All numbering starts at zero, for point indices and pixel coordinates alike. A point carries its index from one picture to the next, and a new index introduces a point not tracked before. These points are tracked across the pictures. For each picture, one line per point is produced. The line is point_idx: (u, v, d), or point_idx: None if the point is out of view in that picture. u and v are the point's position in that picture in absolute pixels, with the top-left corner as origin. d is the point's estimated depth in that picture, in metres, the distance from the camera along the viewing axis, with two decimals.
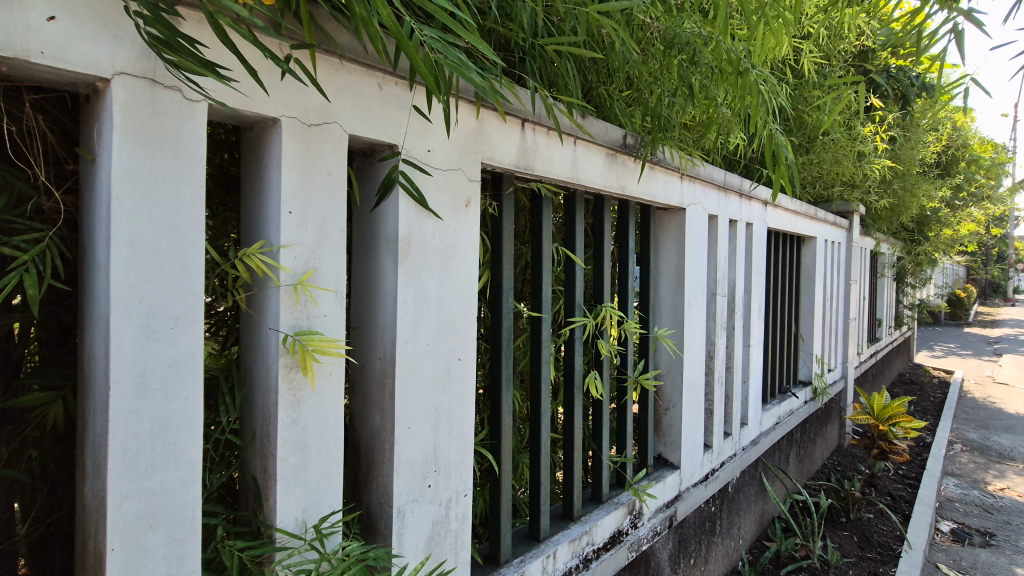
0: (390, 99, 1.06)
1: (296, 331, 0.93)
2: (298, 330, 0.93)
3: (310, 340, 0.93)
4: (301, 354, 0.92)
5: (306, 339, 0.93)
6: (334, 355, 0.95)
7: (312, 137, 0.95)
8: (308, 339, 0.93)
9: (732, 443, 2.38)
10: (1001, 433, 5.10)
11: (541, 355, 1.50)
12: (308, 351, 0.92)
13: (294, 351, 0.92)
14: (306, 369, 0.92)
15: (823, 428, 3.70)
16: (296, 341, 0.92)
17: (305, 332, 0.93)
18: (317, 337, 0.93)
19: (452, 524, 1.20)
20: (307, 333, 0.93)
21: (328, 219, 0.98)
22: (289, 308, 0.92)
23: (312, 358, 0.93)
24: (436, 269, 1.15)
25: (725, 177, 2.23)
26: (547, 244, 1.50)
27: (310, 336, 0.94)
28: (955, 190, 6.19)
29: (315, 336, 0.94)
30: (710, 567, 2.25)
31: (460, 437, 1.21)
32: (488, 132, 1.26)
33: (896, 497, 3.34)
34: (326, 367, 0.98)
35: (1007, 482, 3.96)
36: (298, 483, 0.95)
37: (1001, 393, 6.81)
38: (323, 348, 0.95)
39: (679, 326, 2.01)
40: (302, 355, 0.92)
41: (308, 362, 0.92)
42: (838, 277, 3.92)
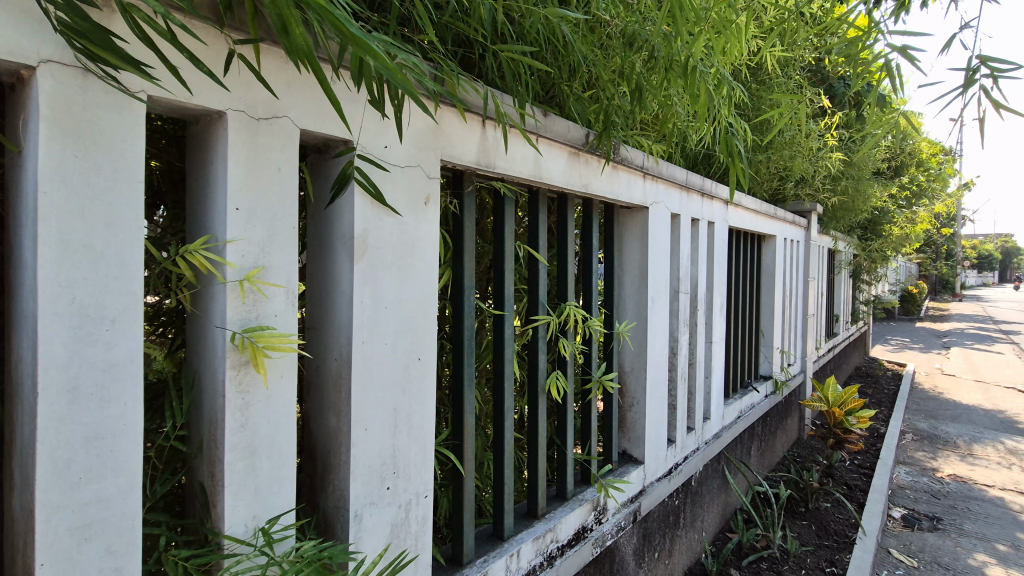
0: (343, 94, 1.04)
1: (244, 328, 0.90)
2: (247, 328, 0.90)
3: (260, 337, 0.90)
4: (251, 351, 0.88)
5: (256, 336, 0.90)
6: (286, 351, 0.92)
7: (261, 132, 0.92)
8: (258, 336, 0.90)
9: (695, 438, 2.42)
10: (948, 423, 5.35)
11: (504, 353, 1.49)
12: (258, 348, 0.89)
13: (244, 348, 0.89)
14: (258, 367, 0.89)
15: (783, 421, 3.82)
16: (245, 338, 0.89)
17: (254, 329, 0.90)
18: (267, 333, 0.90)
19: (411, 526, 1.18)
20: (256, 330, 0.90)
21: (277, 217, 0.95)
22: (236, 306, 0.89)
23: (263, 355, 0.90)
24: (394, 267, 1.13)
25: (687, 177, 2.27)
26: (509, 242, 1.49)
27: (259, 332, 0.91)
28: (905, 191, 6.47)
29: (265, 333, 0.91)
30: (674, 560, 2.29)
31: (420, 438, 1.19)
32: (447, 130, 1.24)
33: (852, 486, 3.47)
34: (278, 365, 0.95)
35: (953, 469, 4.16)
36: (248, 487, 0.92)
37: (949, 384, 7.16)
38: (273, 344, 0.92)
39: (642, 324, 2.03)
40: (252, 352, 0.89)
41: (258, 359, 0.89)
42: (797, 274, 4.05)
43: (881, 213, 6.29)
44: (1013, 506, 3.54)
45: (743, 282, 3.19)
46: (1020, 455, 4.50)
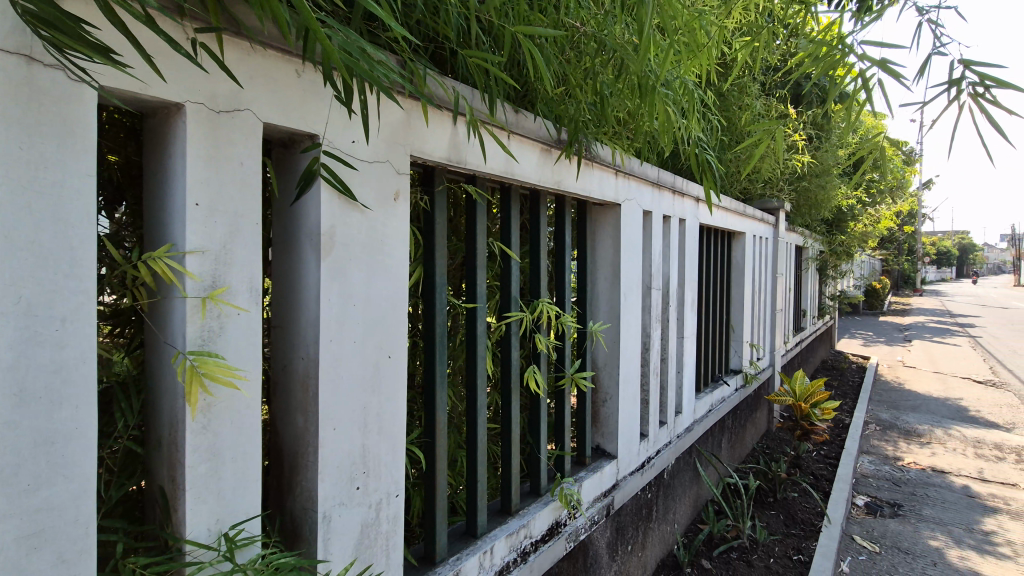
0: (309, 88, 1.02)
1: (190, 352, 0.86)
2: (193, 350, 0.86)
3: (203, 362, 0.86)
4: (190, 375, 0.83)
5: (199, 360, 0.85)
6: (227, 381, 0.87)
7: (223, 124, 0.90)
8: (200, 361, 0.85)
9: (667, 431, 2.46)
10: (909, 413, 5.55)
11: (477, 350, 1.49)
12: (197, 373, 0.84)
13: (183, 373, 0.84)
14: (191, 394, 0.83)
15: (752, 413, 3.91)
16: (187, 362, 0.84)
17: (199, 353, 0.86)
18: (211, 360, 0.86)
19: (382, 526, 1.17)
20: (201, 354, 0.86)
21: (240, 213, 0.92)
22: (195, 323, 0.86)
23: (201, 381, 0.84)
24: (362, 264, 1.11)
25: (658, 175, 2.29)
26: (481, 239, 1.48)
27: (204, 358, 0.86)
28: (868, 189, 6.70)
29: (210, 358, 0.87)
30: (647, 552, 2.32)
31: (390, 437, 1.18)
32: (417, 126, 1.23)
33: (818, 476, 3.58)
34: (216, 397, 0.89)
35: (913, 457, 4.32)
36: (211, 490, 0.89)
37: (909, 376, 7.44)
38: (216, 372, 0.87)
39: (614, 320, 2.05)
40: (189, 376, 0.83)
41: (193, 385, 0.83)
42: (766, 270, 4.14)
43: (845, 210, 6.49)
44: (969, 491, 3.70)
45: (714, 278, 3.25)
46: (975, 442, 4.70)
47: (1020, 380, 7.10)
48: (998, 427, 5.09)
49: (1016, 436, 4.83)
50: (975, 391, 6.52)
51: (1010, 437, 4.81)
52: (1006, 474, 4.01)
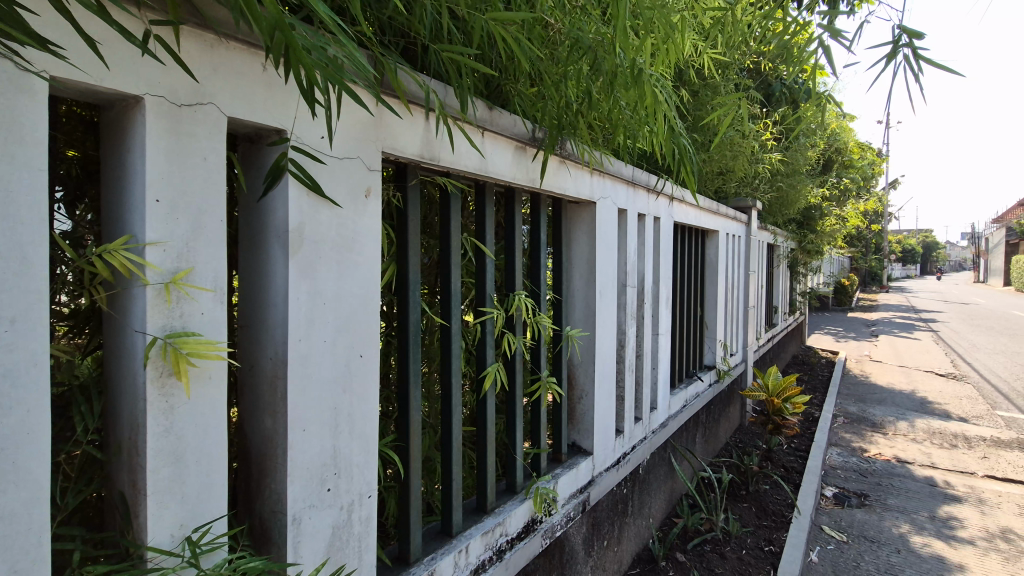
0: (275, 82, 1.00)
1: (167, 334, 0.85)
2: (171, 333, 0.85)
3: (185, 343, 0.86)
4: (174, 359, 0.84)
5: (180, 342, 0.85)
6: (213, 358, 0.88)
7: (184, 118, 0.87)
8: (181, 342, 0.85)
9: (642, 427, 2.49)
10: (875, 405, 5.72)
11: (451, 349, 1.48)
12: (181, 355, 0.85)
13: (165, 356, 0.84)
14: (182, 376, 0.85)
15: (725, 409, 3.99)
16: (167, 345, 0.84)
17: (178, 334, 0.85)
18: (191, 340, 0.86)
19: (354, 528, 1.16)
20: (181, 336, 0.85)
21: (203, 209, 0.90)
22: (155, 323, 0.84)
23: (187, 362, 0.85)
24: (333, 262, 1.10)
25: (633, 173, 2.31)
26: (455, 237, 1.47)
27: (184, 338, 0.86)
28: (835, 189, 6.89)
29: (190, 339, 0.87)
30: (622, 547, 2.35)
31: (362, 437, 1.16)
32: (388, 122, 1.21)
33: (789, 468, 3.66)
34: (204, 371, 0.90)
35: (878, 448, 4.46)
36: (173, 495, 0.86)
37: (876, 370, 7.67)
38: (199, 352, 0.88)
39: (590, 318, 2.06)
40: (175, 361, 0.84)
41: (182, 367, 0.85)
42: (738, 268, 4.22)
43: (814, 209, 6.66)
44: (931, 480, 3.83)
45: (688, 276, 3.29)
46: (936, 432, 4.87)
47: (979, 373, 7.38)
48: (958, 418, 5.28)
49: (975, 427, 5.03)
50: (937, 384, 6.77)
51: (969, 428, 4.99)
52: (966, 463, 4.17)
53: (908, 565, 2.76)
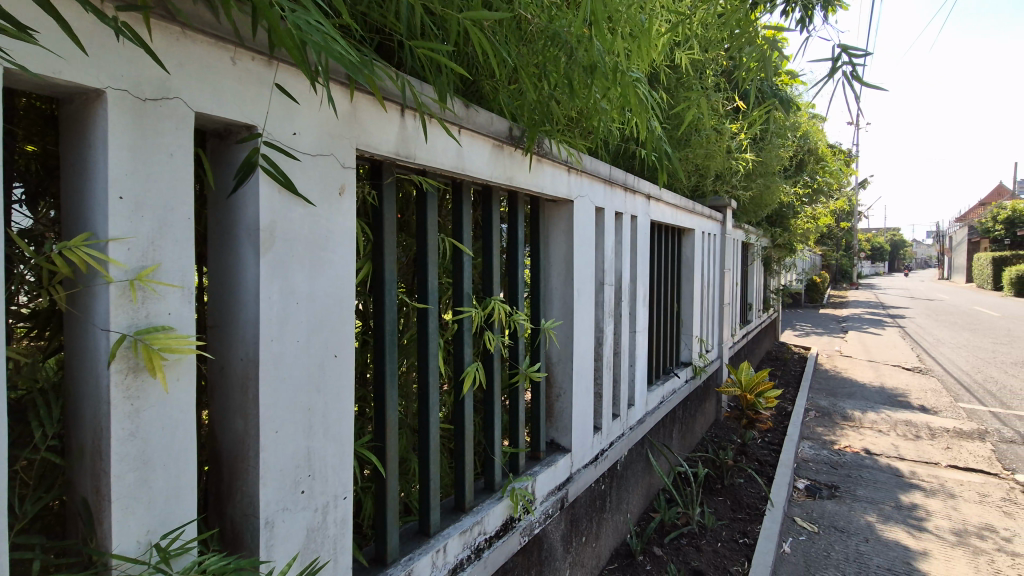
0: (246, 76, 0.97)
1: (136, 331, 0.83)
2: (139, 330, 0.83)
3: (155, 339, 0.84)
4: (146, 354, 0.82)
5: (150, 338, 0.83)
6: (185, 353, 0.86)
7: (148, 114, 0.84)
8: (152, 338, 0.83)
9: (620, 424, 2.51)
10: (845, 399, 5.88)
11: (428, 348, 1.47)
12: (154, 351, 0.83)
13: (137, 352, 0.82)
14: (156, 371, 0.83)
15: (701, 404, 4.05)
16: (138, 342, 0.82)
17: (148, 330, 0.83)
18: (162, 335, 0.84)
19: (329, 529, 1.14)
20: (150, 332, 0.83)
21: (170, 206, 0.87)
22: (119, 321, 0.81)
23: (161, 357, 0.83)
24: (305, 260, 1.08)
25: (610, 172, 2.33)
26: (432, 235, 1.46)
27: (155, 334, 0.84)
28: (807, 188, 7.06)
29: (160, 334, 0.84)
30: (600, 542, 2.37)
31: (337, 438, 1.15)
32: (363, 119, 1.19)
33: (763, 462, 3.74)
34: (174, 369, 0.87)
35: (848, 440, 4.59)
36: (139, 500, 0.84)
37: (846, 364, 7.88)
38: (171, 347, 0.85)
39: (568, 315, 2.07)
40: (147, 356, 0.82)
41: (156, 363, 0.83)
42: (714, 266, 4.29)
43: (787, 208, 6.81)
44: (897, 471, 3.96)
45: (665, 274, 3.33)
46: (902, 425, 5.04)
47: (943, 366, 7.64)
48: (923, 411, 5.47)
49: (939, 418, 5.21)
50: (904, 378, 6.99)
51: (933, 419, 5.17)
52: (930, 454, 4.32)
53: (875, 553, 2.85)
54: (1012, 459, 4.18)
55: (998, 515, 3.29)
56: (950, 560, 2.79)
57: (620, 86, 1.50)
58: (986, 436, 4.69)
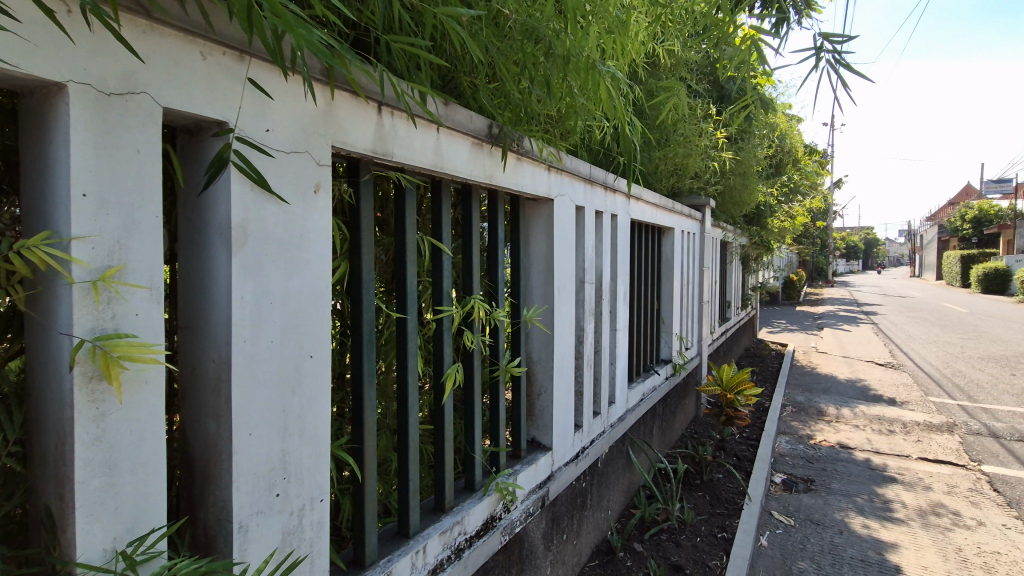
0: (217, 71, 0.94)
1: (96, 336, 0.80)
2: (100, 335, 0.80)
3: (115, 346, 0.80)
4: (103, 362, 0.79)
5: (110, 345, 0.80)
6: (148, 361, 0.82)
7: (113, 108, 0.81)
8: (112, 344, 0.80)
9: (600, 422, 2.52)
10: (821, 394, 6.00)
11: (408, 348, 1.46)
12: (113, 358, 0.79)
13: (95, 359, 0.79)
14: (113, 380, 0.79)
15: (681, 401, 4.10)
16: (96, 348, 0.78)
17: (108, 337, 0.80)
18: (124, 342, 0.80)
19: (305, 532, 1.12)
20: (111, 338, 0.80)
21: (136, 205, 0.85)
22: (81, 324, 0.79)
23: (119, 366, 0.80)
24: (280, 260, 1.06)
25: (590, 171, 2.34)
26: (410, 233, 1.45)
27: (115, 341, 0.81)
28: (784, 188, 7.18)
29: (122, 341, 0.81)
30: (581, 540, 2.38)
31: (313, 440, 1.13)
32: (339, 115, 1.18)
33: (741, 457, 3.80)
34: (138, 375, 0.85)
35: (824, 435, 4.69)
36: (105, 506, 0.82)
37: (822, 360, 8.04)
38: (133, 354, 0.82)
39: (548, 314, 2.07)
40: (105, 364, 0.78)
41: (114, 371, 0.79)
42: (693, 264, 4.34)
43: (764, 207, 6.93)
44: (870, 464, 4.05)
45: (645, 272, 3.36)
46: (875, 419, 5.16)
47: (914, 362, 7.86)
48: (895, 405, 5.61)
49: (910, 412, 5.35)
50: (877, 373, 7.17)
51: (905, 413, 5.31)
52: (901, 447, 4.44)
53: (849, 544, 2.91)
54: (980, 451, 4.32)
55: (966, 505, 3.39)
56: (920, 550, 2.86)
57: (599, 82, 1.50)
58: (955, 429, 4.84)
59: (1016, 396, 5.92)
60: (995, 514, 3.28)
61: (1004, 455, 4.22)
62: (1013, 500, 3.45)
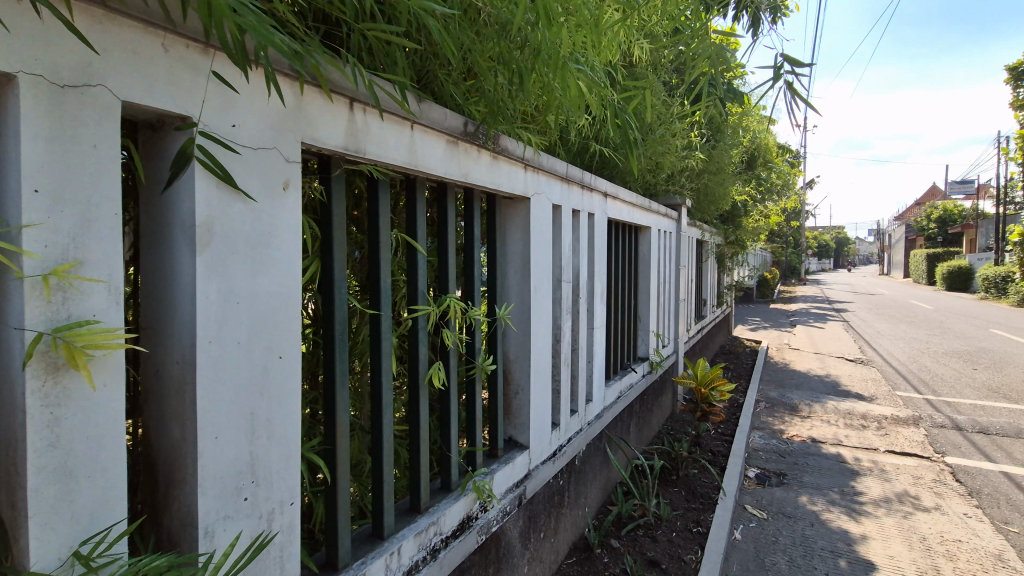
0: (180, 64, 0.91)
1: (57, 327, 0.78)
2: (61, 327, 0.78)
3: (79, 335, 0.79)
4: (67, 352, 0.77)
5: (73, 335, 0.78)
6: (114, 347, 0.81)
7: (69, 101, 0.78)
8: (74, 334, 0.78)
9: (578, 420, 2.53)
10: (793, 390, 6.14)
11: (382, 348, 1.44)
12: (77, 348, 0.78)
13: (58, 350, 0.77)
14: (81, 369, 0.78)
15: (658, 398, 4.14)
16: (58, 339, 0.77)
17: (70, 327, 0.78)
18: (86, 330, 0.79)
19: (275, 536, 1.10)
20: (73, 328, 0.78)
21: (93, 201, 0.82)
22: (35, 321, 0.76)
23: (85, 354, 0.78)
24: (247, 259, 1.03)
25: (567, 169, 2.34)
26: (384, 232, 1.43)
27: (77, 330, 0.79)
28: (758, 187, 7.31)
29: (85, 330, 0.80)
30: (559, 537, 2.39)
31: (282, 443, 1.11)
32: (308, 111, 1.15)
33: (716, 453, 3.86)
34: (108, 363, 0.83)
35: (796, 429, 4.80)
36: (61, 514, 0.79)
37: (795, 357, 8.23)
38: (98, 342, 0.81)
39: (524, 313, 2.07)
40: (69, 354, 0.77)
41: (79, 360, 0.78)
42: (670, 262, 4.39)
43: (738, 206, 7.04)
44: (840, 457, 4.16)
45: (622, 271, 3.39)
46: (845, 413, 5.30)
47: (883, 357, 8.09)
48: (864, 400, 5.77)
49: (877, 406, 5.52)
50: (847, 369, 7.36)
51: (873, 408, 5.47)
52: (869, 440, 4.56)
53: (819, 536, 2.99)
54: (943, 443, 4.47)
55: (930, 496, 3.50)
56: (887, 540, 2.95)
57: (573, 77, 1.50)
58: (920, 422, 5.00)
59: (977, 390, 6.15)
60: (957, 504, 3.40)
61: (966, 447, 4.38)
62: (973, 490, 3.58)
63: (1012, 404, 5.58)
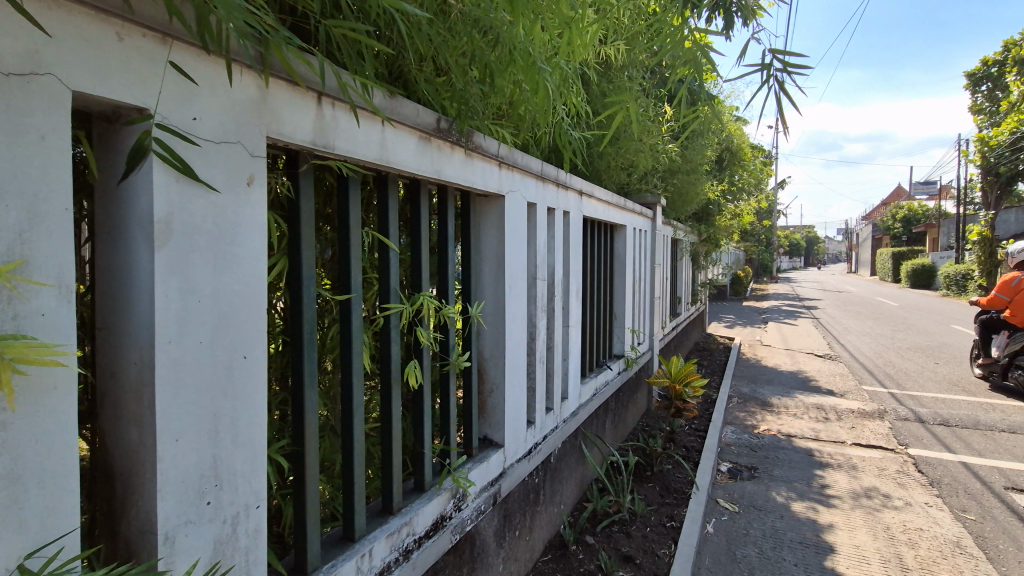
0: (136, 54, 0.88)
1: None
2: None
3: (12, 349, 0.72)
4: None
5: (6, 348, 0.72)
6: (48, 366, 0.76)
7: (14, 89, 0.74)
8: (8, 348, 0.72)
9: (553, 417, 2.55)
10: (765, 386, 6.28)
11: (353, 347, 1.41)
12: (7, 361, 0.72)
13: None
14: (9, 387, 0.72)
15: (633, 394, 4.19)
16: None
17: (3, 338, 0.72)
18: (22, 345, 0.73)
19: (240, 540, 1.07)
20: (7, 340, 0.72)
21: (42, 196, 0.78)
22: None
23: (14, 369, 0.72)
24: (209, 256, 1.00)
25: (542, 167, 2.35)
26: (354, 228, 1.40)
27: (10, 342, 0.72)
28: (731, 187, 7.45)
29: (19, 343, 0.73)
30: (534, 535, 2.40)
31: (248, 445, 1.08)
32: (274, 105, 1.12)
33: (690, 448, 3.92)
34: (34, 381, 0.78)
35: (767, 424, 4.91)
36: (7, 523, 0.75)
37: (767, 353, 8.41)
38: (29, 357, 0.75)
39: (500, 311, 2.06)
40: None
41: (9, 376, 0.71)
42: (645, 260, 4.43)
43: (712, 205, 7.17)
44: (809, 451, 4.27)
45: (598, 269, 3.41)
46: (814, 408, 5.44)
47: (850, 353, 8.32)
48: (832, 394, 5.93)
49: (845, 401, 5.67)
50: (817, 364, 7.55)
51: (841, 402, 5.62)
52: (837, 434, 4.69)
53: (789, 528, 3.06)
54: (907, 435, 4.62)
55: (894, 486, 3.62)
56: (853, 530, 3.04)
57: (542, 76, 1.48)
58: (885, 416, 5.16)
59: (938, 383, 6.38)
60: (919, 494, 3.52)
61: (928, 439, 4.54)
62: (934, 480, 3.71)
63: (971, 397, 5.81)
